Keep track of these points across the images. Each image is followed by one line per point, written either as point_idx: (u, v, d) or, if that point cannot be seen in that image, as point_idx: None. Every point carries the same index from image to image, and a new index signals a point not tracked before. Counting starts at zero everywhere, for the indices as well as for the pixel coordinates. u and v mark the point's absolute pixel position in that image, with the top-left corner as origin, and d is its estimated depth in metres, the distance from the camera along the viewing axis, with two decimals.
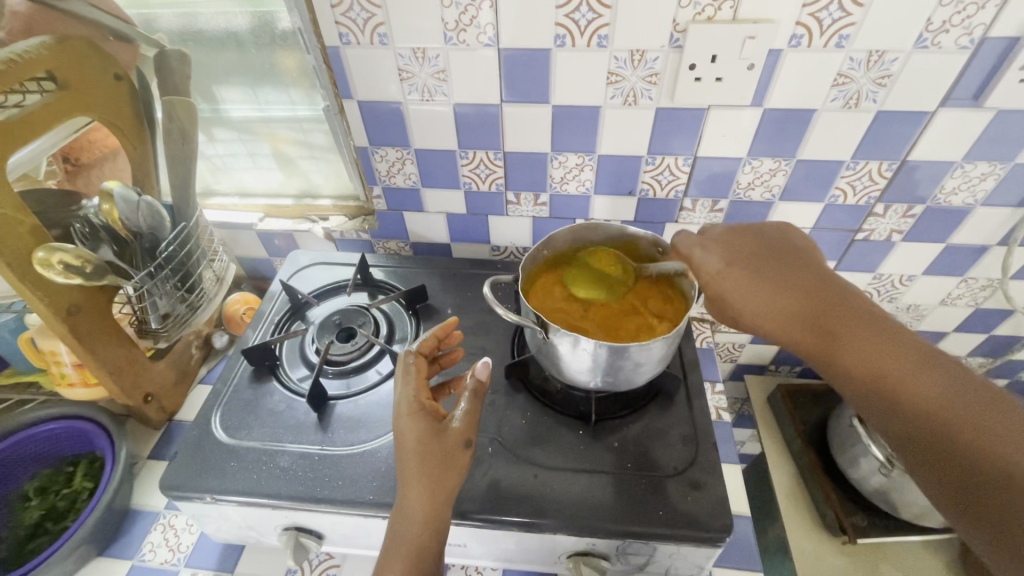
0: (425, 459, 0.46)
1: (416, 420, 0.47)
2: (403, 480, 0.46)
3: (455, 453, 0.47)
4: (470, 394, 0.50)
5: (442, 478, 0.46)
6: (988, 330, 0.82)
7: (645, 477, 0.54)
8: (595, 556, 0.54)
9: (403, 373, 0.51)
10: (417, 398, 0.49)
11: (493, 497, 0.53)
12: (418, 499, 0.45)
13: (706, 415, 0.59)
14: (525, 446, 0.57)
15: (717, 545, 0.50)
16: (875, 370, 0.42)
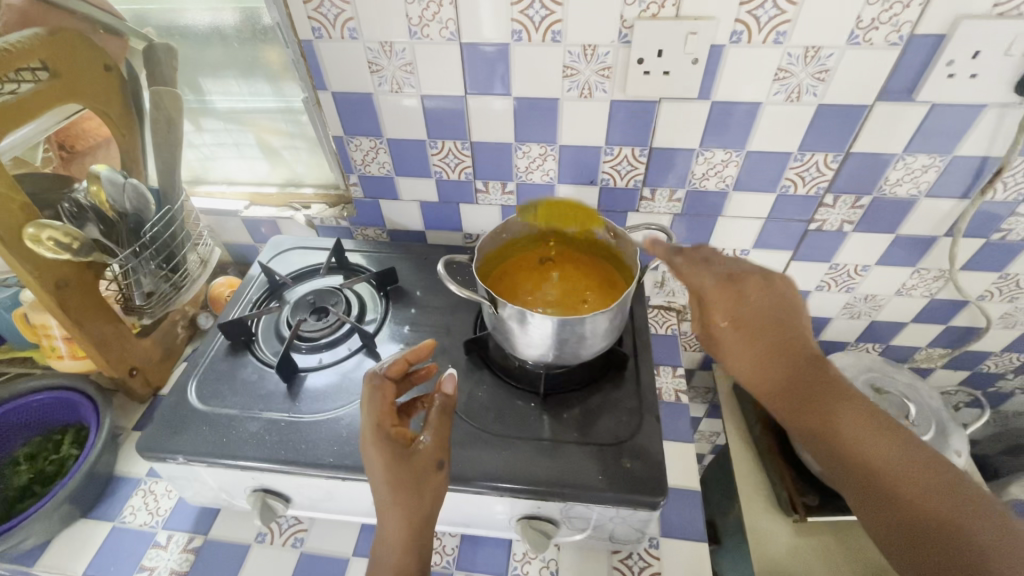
0: (397, 488, 0.47)
1: (381, 451, 0.48)
2: (380, 509, 0.48)
3: (425, 474, 0.49)
4: (437, 416, 0.51)
5: (415, 502, 0.48)
6: (945, 321, 0.85)
7: (590, 446, 0.57)
8: (542, 520, 0.57)
9: (370, 403, 0.51)
10: (387, 429, 0.49)
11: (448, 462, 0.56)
12: (395, 527, 0.48)
13: (653, 390, 0.62)
14: (482, 419, 0.60)
15: (654, 509, 0.53)
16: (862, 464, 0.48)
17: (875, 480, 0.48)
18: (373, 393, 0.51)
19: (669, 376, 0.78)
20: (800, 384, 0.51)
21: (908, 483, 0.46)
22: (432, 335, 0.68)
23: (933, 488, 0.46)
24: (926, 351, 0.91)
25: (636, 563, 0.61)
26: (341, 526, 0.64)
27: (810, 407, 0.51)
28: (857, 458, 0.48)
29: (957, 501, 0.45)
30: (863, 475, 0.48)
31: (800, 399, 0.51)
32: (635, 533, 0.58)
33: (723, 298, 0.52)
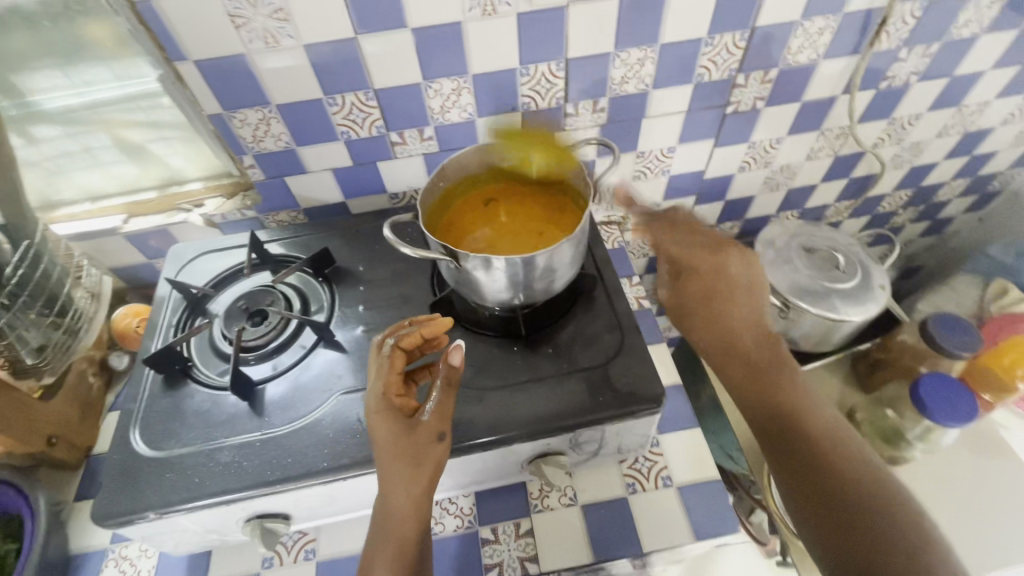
0: (400, 458, 0.47)
1: (386, 419, 0.47)
2: (381, 478, 0.47)
3: (428, 445, 0.48)
4: (444, 387, 0.50)
5: (418, 473, 0.47)
6: (848, 175, 0.93)
7: (581, 373, 0.57)
8: (554, 455, 0.58)
9: (376, 372, 0.50)
10: (391, 399, 0.49)
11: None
12: (398, 496, 0.47)
13: (624, 303, 0.63)
14: (467, 376, 0.58)
15: (654, 413, 0.55)
16: (797, 428, 0.51)
17: (807, 445, 0.50)
18: (383, 360, 0.50)
19: (627, 287, 0.80)
20: (759, 347, 0.55)
21: (834, 454, 0.49)
22: (389, 308, 0.64)
23: (854, 464, 0.48)
24: (834, 206, 1.00)
25: (644, 464, 0.64)
26: (350, 523, 0.61)
27: (757, 367, 0.54)
28: (793, 419, 0.51)
29: (873, 488, 0.46)
30: (795, 438, 0.50)
31: (753, 364, 0.55)
32: (639, 439, 0.60)
33: (696, 264, 0.58)
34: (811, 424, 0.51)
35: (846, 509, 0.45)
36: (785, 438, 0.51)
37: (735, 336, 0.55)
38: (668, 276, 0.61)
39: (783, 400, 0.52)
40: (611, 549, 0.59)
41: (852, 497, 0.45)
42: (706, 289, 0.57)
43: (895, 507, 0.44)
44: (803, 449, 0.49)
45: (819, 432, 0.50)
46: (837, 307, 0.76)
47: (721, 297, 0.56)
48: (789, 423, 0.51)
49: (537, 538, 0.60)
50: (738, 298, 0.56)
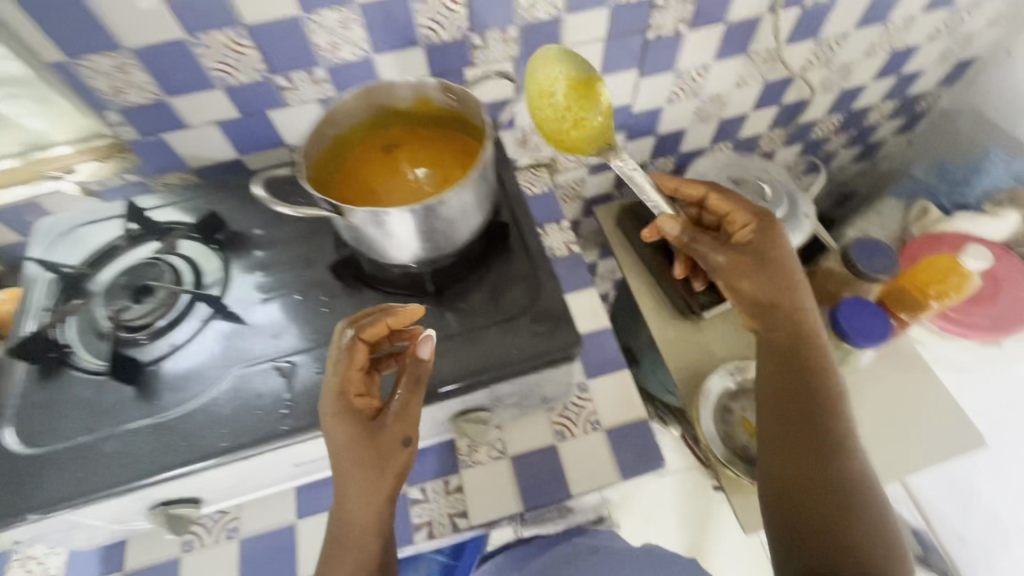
0: (358, 468, 0.44)
1: (342, 425, 0.44)
2: (337, 484, 0.45)
3: (389, 452, 0.45)
4: (409, 390, 0.46)
5: (375, 484, 0.45)
6: (779, 101, 0.90)
7: (496, 325, 0.55)
8: (473, 412, 0.57)
9: (334, 377, 0.45)
10: (353, 404, 0.45)
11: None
12: (354, 507, 0.45)
13: (539, 247, 0.60)
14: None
15: (571, 359, 0.54)
16: (808, 422, 0.51)
17: (821, 438, 0.50)
18: (340, 358, 0.46)
19: (556, 232, 0.78)
20: (792, 339, 0.55)
21: (838, 455, 0.50)
22: (290, 272, 0.58)
23: (850, 471, 0.49)
24: (768, 136, 0.98)
25: (573, 411, 0.64)
26: (274, 497, 0.59)
27: (790, 354, 0.55)
28: (811, 411, 0.52)
29: (861, 498, 0.48)
30: (807, 428, 0.51)
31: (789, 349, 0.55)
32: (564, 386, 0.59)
33: (756, 245, 0.57)
34: (831, 421, 0.51)
35: (830, 511, 0.47)
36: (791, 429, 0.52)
37: (781, 320, 0.56)
38: (713, 248, 0.59)
39: (807, 392, 0.53)
40: (541, 497, 0.59)
41: (840, 499, 0.48)
42: (750, 274, 0.57)
43: (874, 522, 0.47)
44: (812, 439, 0.50)
45: (833, 430, 0.51)
46: None
47: (767, 282, 0.56)
48: (814, 412, 0.52)
49: (466, 493, 0.59)
50: (795, 279, 0.56)
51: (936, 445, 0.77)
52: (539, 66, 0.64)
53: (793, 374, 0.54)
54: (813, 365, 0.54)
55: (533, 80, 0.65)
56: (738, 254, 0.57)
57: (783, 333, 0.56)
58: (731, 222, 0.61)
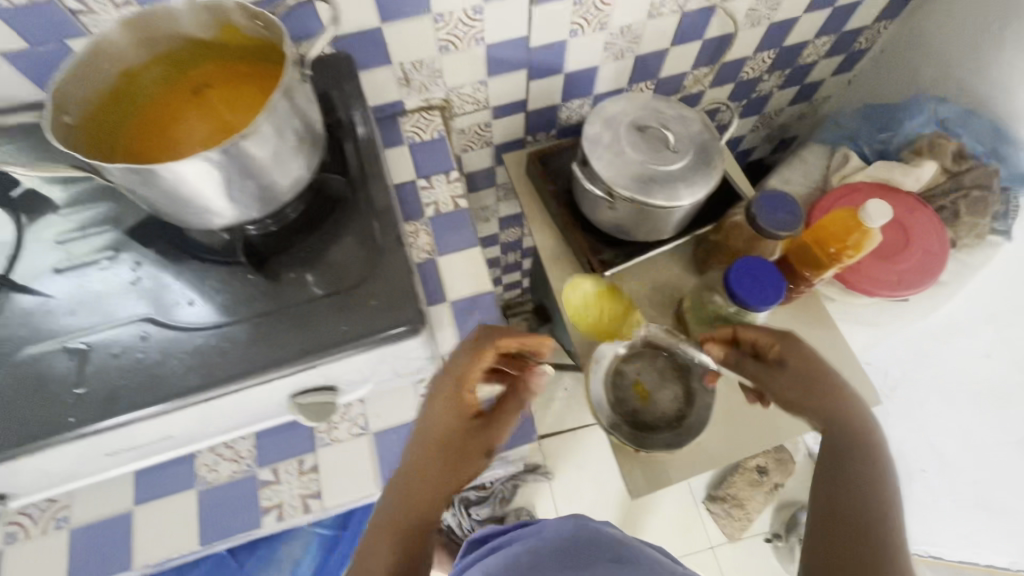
0: (446, 452, 0.48)
1: (450, 410, 0.49)
2: (412, 461, 0.48)
3: (468, 453, 0.49)
4: (511, 409, 0.53)
5: (452, 474, 0.48)
6: (700, 36, 0.82)
7: (329, 298, 0.47)
8: (313, 393, 0.50)
9: (450, 365, 0.50)
10: (471, 394, 0.49)
11: (139, 379, 0.43)
12: (424, 485, 0.47)
13: (390, 207, 0.51)
14: (184, 308, 0.47)
15: (416, 336, 0.47)
16: (854, 511, 0.45)
17: (861, 526, 0.44)
18: (462, 345, 0.51)
19: (444, 184, 0.71)
20: (837, 428, 0.52)
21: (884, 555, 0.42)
22: (97, 237, 0.50)
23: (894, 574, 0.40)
24: (693, 75, 0.90)
25: None
26: (112, 482, 0.55)
27: (835, 448, 0.51)
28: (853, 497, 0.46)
29: None
30: (851, 516, 0.45)
31: (834, 443, 0.51)
32: (419, 361, 0.53)
33: (786, 341, 0.59)
34: (882, 518, 0.44)
35: None
36: (834, 514, 0.45)
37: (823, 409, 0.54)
38: (753, 361, 0.62)
39: (856, 478, 0.47)
40: None
41: None
42: (794, 373, 0.57)
43: None
44: (852, 525, 0.44)
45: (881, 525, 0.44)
46: (661, 197, 0.68)
47: (807, 378, 0.56)
48: (858, 496, 0.46)
49: (323, 473, 0.55)
50: (836, 385, 0.55)
51: None
52: (568, 295, 0.75)
53: (838, 467, 0.49)
54: (869, 468, 0.48)
55: (569, 305, 0.75)
56: (782, 371, 0.58)
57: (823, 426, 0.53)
58: (754, 341, 0.62)
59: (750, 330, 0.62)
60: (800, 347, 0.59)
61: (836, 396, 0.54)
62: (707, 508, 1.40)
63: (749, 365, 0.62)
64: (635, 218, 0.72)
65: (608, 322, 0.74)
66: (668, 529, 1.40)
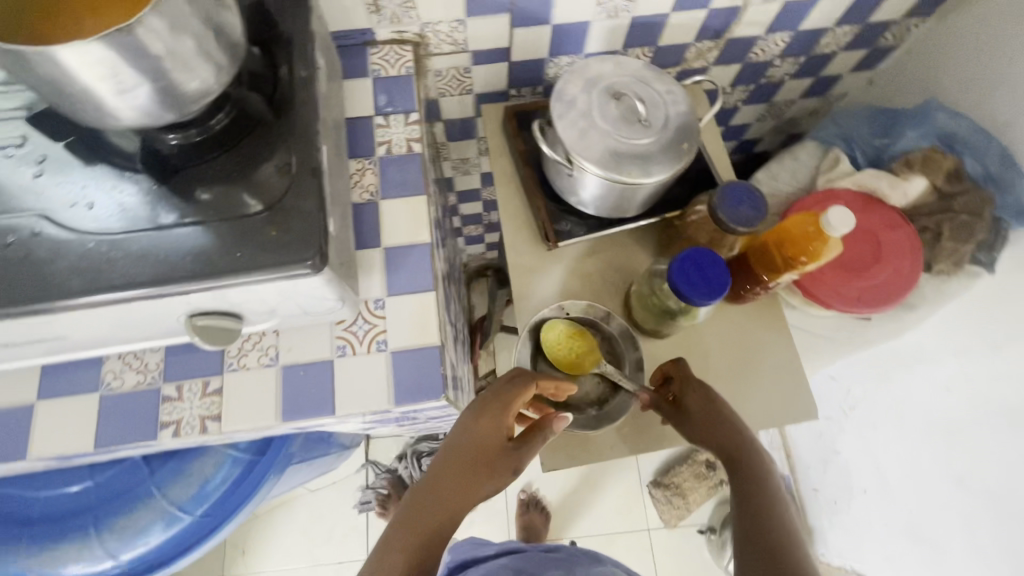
0: (468, 459, 0.57)
1: (481, 422, 0.59)
2: (442, 461, 0.58)
3: (488, 465, 0.58)
4: (534, 436, 0.61)
5: (467, 482, 0.57)
6: (705, 5, 0.75)
7: (230, 222, 0.46)
8: (211, 317, 0.49)
9: (495, 393, 0.61)
10: (507, 418, 0.60)
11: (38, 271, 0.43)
12: (444, 483, 0.57)
13: (312, 137, 0.49)
14: (97, 205, 0.45)
15: (315, 273, 0.46)
16: (766, 532, 0.54)
17: (777, 543, 0.53)
18: (505, 385, 0.62)
19: (401, 125, 0.67)
20: (736, 456, 0.61)
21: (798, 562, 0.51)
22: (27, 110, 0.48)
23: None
24: (695, 48, 0.84)
25: (361, 328, 0.58)
26: (17, 373, 0.55)
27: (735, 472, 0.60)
28: (762, 516, 0.55)
29: None
30: (765, 536, 0.54)
31: (742, 472, 0.60)
32: (326, 303, 0.52)
33: (693, 381, 0.64)
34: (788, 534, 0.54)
35: None
36: (753, 536, 0.54)
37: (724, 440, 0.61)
38: (666, 402, 0.66)
39: (761, 502, 0.57)
40: (301, 413, 0.56)
41: None
42: (703, 410, 0.63)
43: None
44: (770, 545, 0.53)
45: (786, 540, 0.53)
46: (617, 173, 0.64)
47: (716, 414, 0.62)
48: (768, 518, 0.55)
49: (225, 397, 0.56)
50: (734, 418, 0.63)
51: (770, 410, 0.72)
52: (543, 335, 0.72)
53: (747, 490, 0.58)
54: (768, 489, 0.58)
55: (546, 343, 0.72)
56: (692, 409, 0.63)
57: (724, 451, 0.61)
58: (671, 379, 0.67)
59: (677, 370, 0.66)
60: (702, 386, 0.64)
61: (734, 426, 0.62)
62: (649, 492, 1.42)
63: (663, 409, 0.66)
64: (595, 191, 0.69)
65: (578, 361, 0.71)
66: (608, 506, 1.43)
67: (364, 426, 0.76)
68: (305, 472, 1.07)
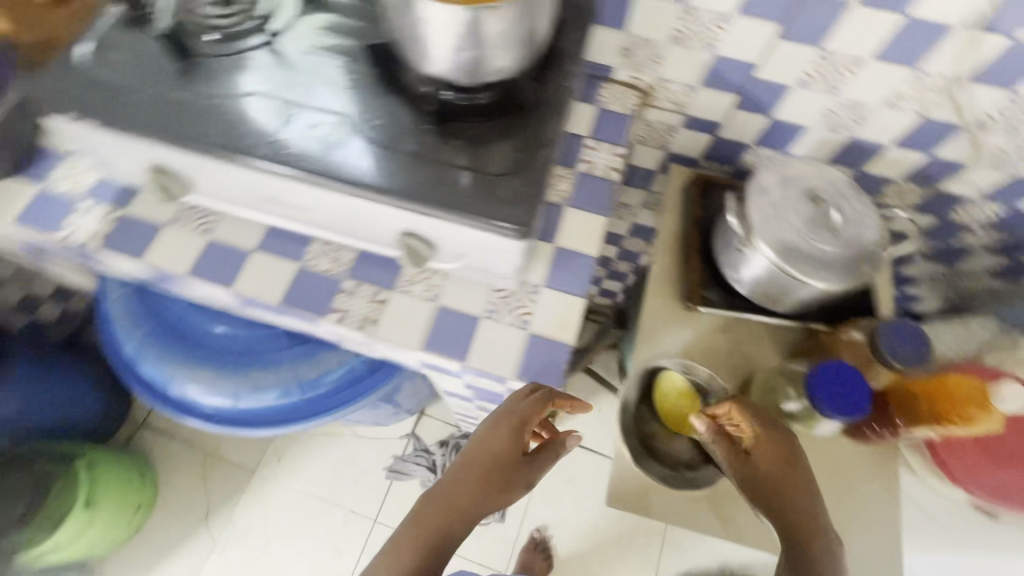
0: (485, 472, 0.61)
1: (503, 435, 0.62)
2: (462, 465, 0.62)
3: (505, 476, 0.61)
4: (544, 454, 0.66)
5: (484, 489, 0.60)
6: (928, 150, 0.76)
7: (472, 172, 0.55)
8: (421, 241, 0.58)
9: (512, 408, 0.61)
10: (518, 432, 0.61)
11: (231, 142, 0.54)
12: (461, 488, 0.60)
13: (556, 133, 0.58)
14: (315, 119, 0.56)
15: (518, 237, 0.53)
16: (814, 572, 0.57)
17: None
18: (521, 398, 0.61)
19: (607, 152, 0.75)
20: (794, 500, 0.61)
21: None
22: (334, 40, 0.62)
23: None
24: (898, 186, 0.84)
25: (513, 302, 0.65)
26: (249, 224, 0.68)
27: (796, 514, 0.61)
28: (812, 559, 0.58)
29: None
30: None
31: (794, 519, 0.60)
32: (505, 265, 0.59)
33: (768, 423, 0.65)
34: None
35: None
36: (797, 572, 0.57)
37: (778, 483, 0.62)
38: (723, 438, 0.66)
39: (812, 544, 0.59)
40: (438, 348, 0.63)
41: None
42: (765, 451, 0.64)
43: None
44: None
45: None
46: (793, 266, 0.66)
47: (788, 456, 0.64)
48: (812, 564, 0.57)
49: (386, 309, 0.64)
50: (799, 465, 0.63)
51: (867, 562, 0.67)
52: (660, 386, 0.77)
53: (802, 535, 0.59)
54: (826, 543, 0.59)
55: (659, 393, 0.77)
56: (757, 454, 0.64)
57: (783, 492, 0.62)
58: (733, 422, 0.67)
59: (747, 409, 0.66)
60: (775, 430, 0.65)
61: (801, 471, 0.63)
62: None
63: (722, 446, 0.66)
64: (759, 273, 0.71)
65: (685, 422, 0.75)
66: None
67: (462, 392, 0.82)
68: (377, 411, 1.16)
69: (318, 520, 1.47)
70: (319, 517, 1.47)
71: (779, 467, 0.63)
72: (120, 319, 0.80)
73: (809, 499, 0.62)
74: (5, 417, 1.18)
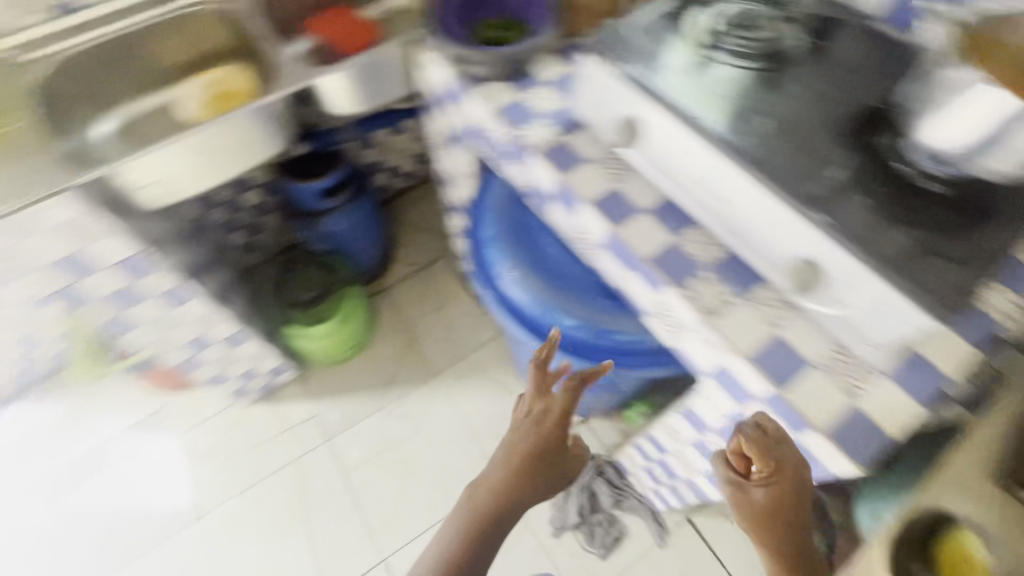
0: (527, 449, 0.78)
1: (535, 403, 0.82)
2: (504, 456, 0.78)
3: (542, 454, 0.78)
4: (572, 447, 0.83)
5: (527, 465, 0.77)
6: None
7: (905, 249, 0.59)
8: (815, 275, 0.64)
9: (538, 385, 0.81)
10: (536, 407, 0.81)
11: (680, 106, 0.70)
12: (502, 470, 0.77)
13: (1001, 255, 0.59)
14: (759, 129, 0.68)
15: (926, 319, 0.56)
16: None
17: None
18: (543, 391, 0.82)
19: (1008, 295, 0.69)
20: (786, 536, 0.68)
21: None
22: (809, 84, 0.72)
23: None
24: None
25: (849, 372, 0.66)
26: (650, 191, 0.81)
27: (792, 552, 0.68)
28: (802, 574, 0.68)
29: None
30: None
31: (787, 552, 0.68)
32: (886, 333, 0.60)
33: (768, 475, 0.69)
34: None
35: None
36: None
37: (769, 524, 0.69)
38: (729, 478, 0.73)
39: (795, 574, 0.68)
40: (761, 369, 0.67)
41: None
42: (766, 499, 0.69)
43: None
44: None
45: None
46: None
47: (777, 503, 0.68)
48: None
49: (729, 312, 0.71)
50: (796, 507, 0.69)
51: None
52: None
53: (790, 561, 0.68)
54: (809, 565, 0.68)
55: None
56: (754, 499, 0.70)
57: (777, 528, 0.69)
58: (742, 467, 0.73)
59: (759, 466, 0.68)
60: (778, 482, 0.68)
61: (791, 512, 0.69)
62: None
63: (736, 481, 0.72)
64: None
65: None
66: None
67: (717, 422, 0.85)
68: None
69: (460, 445, 1.62)
70: (462, 443, 1.62)
71: (774, 514, 0.69)
72: (496, 208, 1.02)
73: (795, 532, 0.69)
74: (338, 228, 1.58)
